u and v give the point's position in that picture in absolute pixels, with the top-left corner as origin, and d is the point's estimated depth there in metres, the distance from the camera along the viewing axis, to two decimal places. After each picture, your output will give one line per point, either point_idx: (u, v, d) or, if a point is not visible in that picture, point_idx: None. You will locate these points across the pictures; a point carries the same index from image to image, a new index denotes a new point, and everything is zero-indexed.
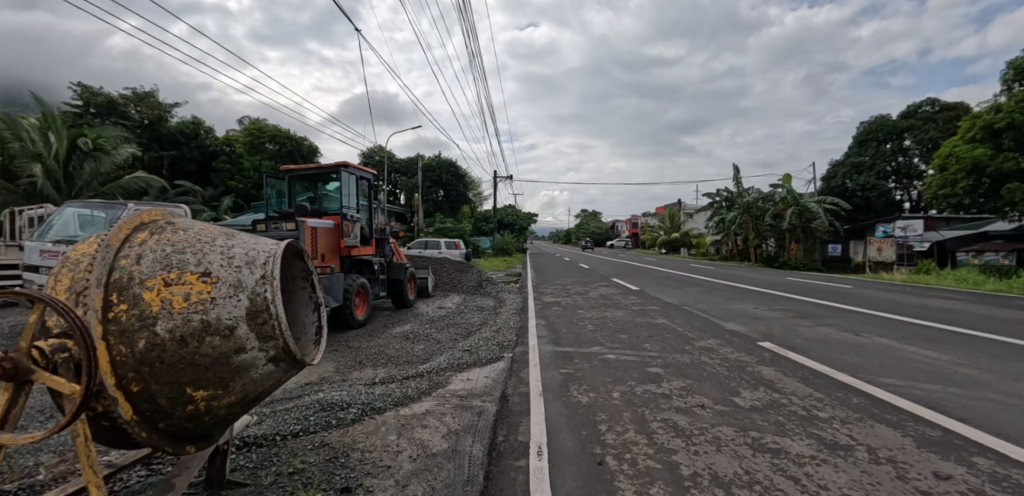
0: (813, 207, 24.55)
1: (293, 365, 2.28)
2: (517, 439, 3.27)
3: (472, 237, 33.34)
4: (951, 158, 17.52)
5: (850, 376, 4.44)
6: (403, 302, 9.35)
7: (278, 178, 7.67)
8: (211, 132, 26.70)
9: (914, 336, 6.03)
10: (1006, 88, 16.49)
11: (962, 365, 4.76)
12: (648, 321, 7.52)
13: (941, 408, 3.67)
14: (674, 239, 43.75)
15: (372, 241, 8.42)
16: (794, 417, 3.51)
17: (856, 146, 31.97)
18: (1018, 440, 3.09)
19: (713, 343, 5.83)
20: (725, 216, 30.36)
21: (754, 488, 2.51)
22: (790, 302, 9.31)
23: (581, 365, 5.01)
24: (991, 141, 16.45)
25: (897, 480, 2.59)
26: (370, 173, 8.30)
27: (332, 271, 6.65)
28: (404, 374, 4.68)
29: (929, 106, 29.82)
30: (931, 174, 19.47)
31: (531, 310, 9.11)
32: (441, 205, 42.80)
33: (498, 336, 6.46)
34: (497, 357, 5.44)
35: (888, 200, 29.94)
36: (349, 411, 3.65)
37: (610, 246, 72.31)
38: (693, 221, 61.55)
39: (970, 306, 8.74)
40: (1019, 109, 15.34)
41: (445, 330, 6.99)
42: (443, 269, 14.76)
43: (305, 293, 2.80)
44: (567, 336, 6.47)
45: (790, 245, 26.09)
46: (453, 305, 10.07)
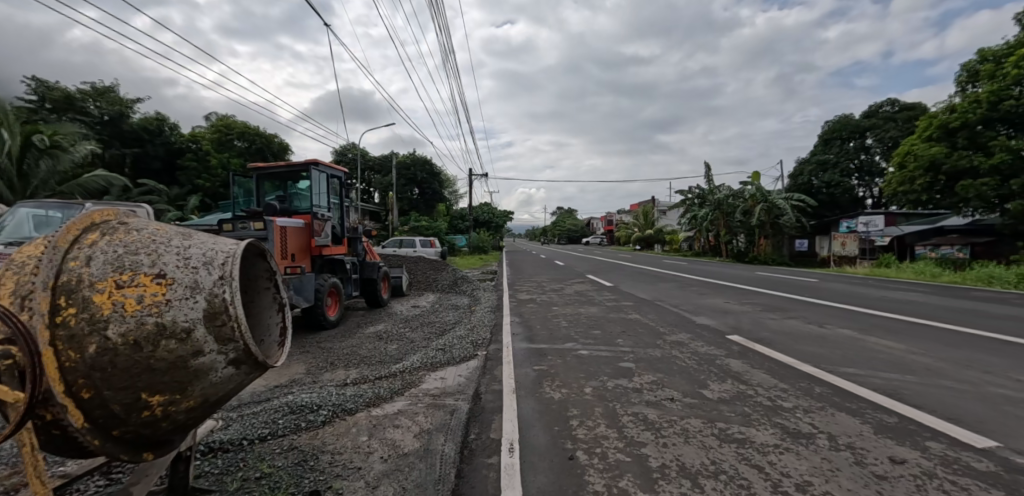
0: (781, 204, 25.31)
1: (254, 367, 2.23)
2: (490, 436, 3.26)
3: (447, 235, 33.13)
4: (909, 156, 18.41)
5: (813, 367, 4.60)
6: (377, 302, 9.24)
7: (246, 176, 7.50)
8: (177, 129, 25.79)
9: (875, 327, 6.27)
10: (961, 90, 17.51)
11: (919, 354, 4.97)
12: (621, 316, 7.60)
13: (899, 395, 3.84)
14: (648, 236, 44.66)
15: (344, 240, 8.26)
16: (759, 407, 3.62)
17: (822, 144, 33.06)
18: (968, 425, 3.25)
19: (685, 337, 5.94)
20: (697, 212, 31.02)
21: (720, 478, 2.57)
22: (759, 296, 9.54)
23: (554, 361, 5.05)
24: (947, 140, 17.18)
25: (855, 466, 2.70)
26: (342, 171, 8.13)
27: (304, 271, 6.56)
28: (377, 374, 4.64)
29: (890, 106, 30.89)
30: (892, 171, 20.24)
31: (506, 307, 9.11)
32: (417, 203, 42.28)
33: (473, 334, 6.43)
34: (471, 355, 5.41)
35: (852, 197, 31.09)
36: (320, 412, 3.59)
37: (587, 243, 73.22)
38: (666, 219, 62.67)
39: (927, 298, 9.12)
40: (972, 109, 16.17)
41: (418, 329, 6.93)
42: (417, 268, 14.57)
43: (269, 294, 2.73)
44: (542, 333, 6.49)
45: (759, 241, 26.78)
46: (428, 304, 10.00)
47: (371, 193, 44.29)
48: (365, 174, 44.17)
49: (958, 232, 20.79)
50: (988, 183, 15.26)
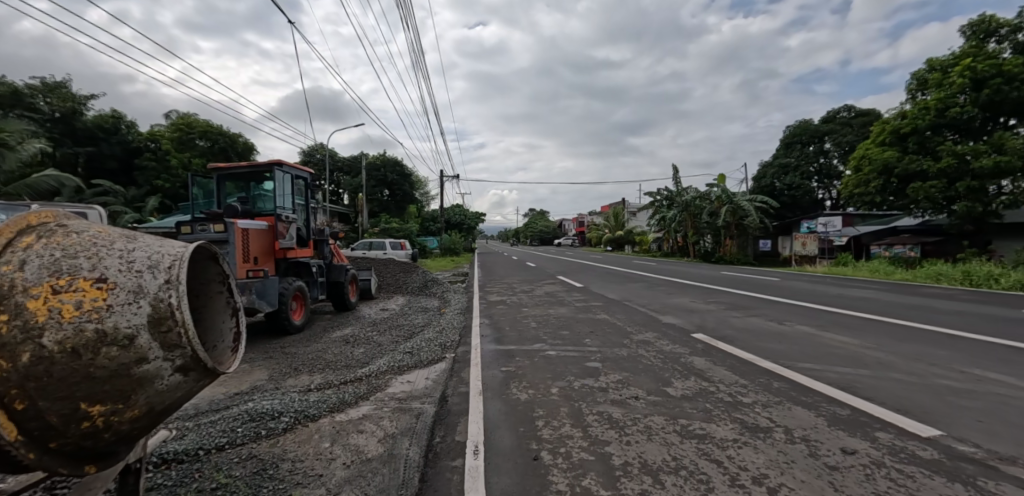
0: (745, 206, 26.10)
1: (204, 374, 2.15)
2: (455, 439, 3.23)
3: (419, 237, 32.80)
4: (864, 160, 19.27)
5: (772, 363, 4.75)
6: (344, 305, 9.08)
7: (206, 177, 7.25)
8: (134, 127, 24.69)
9: (832, 323, 6.53)
10: (911, 97, 18.44)
11: (872, 348, 5.20)
12: (590, 317, 7.68)
13: (852, 389, 4.00)
14: (619, 237, 45.35)
15: (309, 242, 8.08)
16: (720, 403, 3.72)
17: (784, 148, 34.25)
18: (915, 415, 3.42)
19: (651, 337, 6.04)
20: (665, 213, 31.64)
21: (680, 473, 2.63)
22: (724, 295, 9.80)
23: (522, 362, 5.06)
24: (898, 144, 18.10)
25: (809, 457, 2.80)
26: (307, 172, 7.96)
27: (268, 274, 6.40)
28: (343, 378, 4.56)
29: (847, 112, 32.28)
30: (849, 174, 21.16)
31: (476, 309, 9.09)
32: (387, 204, 41.47)
33: (442, 337, 6.39)
34: (439, 358, 5.37)
35: (811, 199, 32.36)
36: (281, 419, 3.49)
37: (559, 245, 73.85)
38: (634, 220, 64.05)
39: (880, 295, 9.57)
40: (921, 116, 17.09)
41: (386, 332, 6.84)
42: (385, 271, 14.37)
43: (222, 299, 2.64)
44: (511, 335, 6.50)
45: (725, 241, 27.56)
46: (398, 307, 9.88)
47: (340, 195, 43.43)
48: (334, 175, 43.28)
49: (909, 232, 21.88)
50: (936, 186, 16.10)
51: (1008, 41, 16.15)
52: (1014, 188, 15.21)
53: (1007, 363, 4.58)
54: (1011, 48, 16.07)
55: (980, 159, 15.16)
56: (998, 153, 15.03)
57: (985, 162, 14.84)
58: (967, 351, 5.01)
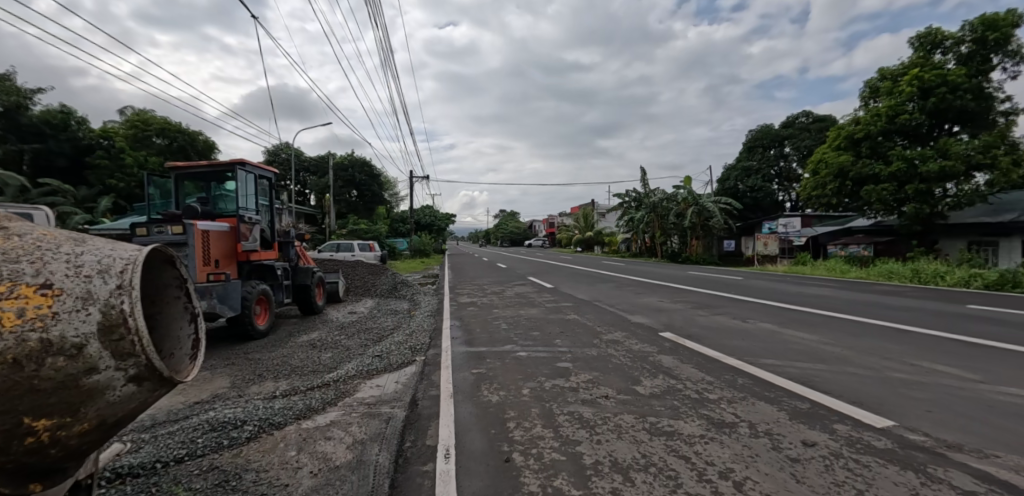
0: (710, 207, 26.95)
1: (160, 384, 2.03)
2: (426, 443, 3.19)
3: (387, 239, 32.28)
4: (822, 163, 20.18)
5: (737, 360, 4.91)
6: (311, 309, 8.85)
7: (163, 176, 6.95)
8: (85, 123, 23.30)
9: (792, 320, 6.81)
10: (864, 104, 19.42)
11: (830, 344, 5.45)
12: (561, 317, 7.75)
13: (811, 383, 4.17)
14: (588, 238, 46.00)
15: (274, 245, 7.84)
16: (687, 400, 3.80)
17: (746, 151, 35.52)
18: (869, 406, 3.60)
19: (620, 336, 6.13)
20: (633, 215, 32.26)
21: (649, 470, 2.68)
22: (691, 294, 10.07)
23: (493, 364, 5.05)
24: (853, 149, 19.03)
25: (773, 451, 2.89)
26: (271, 171, 7.71)
27: (229, 278, 6.17)
28: (310, 384, 4.43)
29: (805, 118, 33.72)
30: (807, 177, 22.10)
31: (446, 311, 9.03)
32: (356, 205, 40.68)
33: (411, 340, 6.31)
34: (409, 361, 5.31)
35: (772, 201, 33.70)
36: (244, 428, 3.36)
37: (530, 246, 74.28)
38: (603, 221, 65.14)
39: (836, 293, 10.04)
40: (873, 122, 17.97)
41: (355, 336, 6.70)
42: (353, 273, 14.08)
43: (179, 304, 2.52)
44: (481, 336, 6.48)
45: (691, 242, 28.36)
46: (366, 310, 9.70)
47: (307, 195, 42.28)
48: (300, 175, 42.07)
49: (863, 232, 22.88)
50: (887, 188, 16.99)
51: (951, 53, 17.23)
52: (959, 191, 16.35)
53: (950, 355, 4.89)
54: (954, 60, 17.17)
55: (927, 163, 16.16)
56: (942, 158, 16.06)
57: (932, 167, 15.80)
58: (915, 344, 5.33)
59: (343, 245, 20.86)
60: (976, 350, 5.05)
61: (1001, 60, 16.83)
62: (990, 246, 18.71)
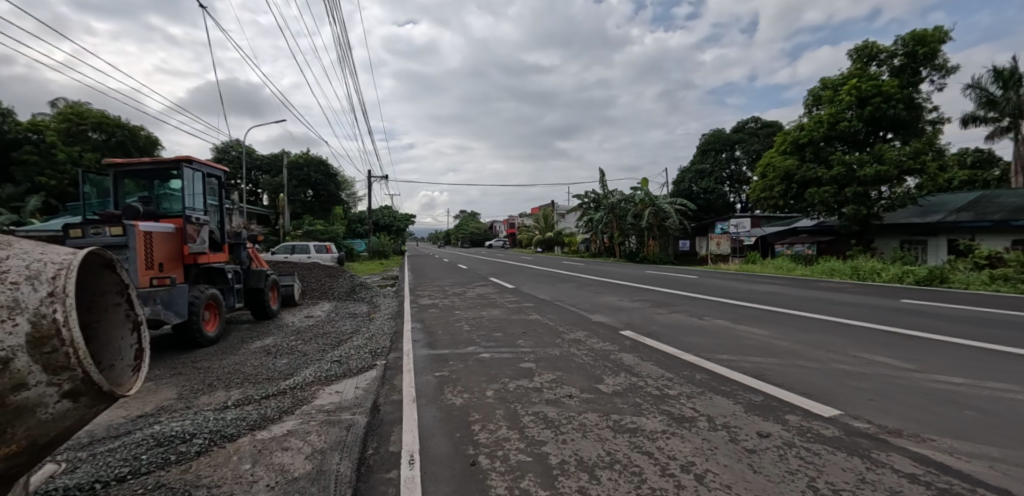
0: (666, 208, 27.94)
1: (100, 398, 1.87)
2: (388, 449, 3.11)
3: (345, 240, 31.49)
4: (769, 167, 21.24)
5: (694, 356, 5.07)
6: (264, 313, 8.51)
7: (100, 173, 6.48)
8: (7, 115, 21.32)
9: (745, 316, 7.14)
10: (808, 111, 20.57)
11: (779, 338, 5.74)
12: (523, 318, 7.79)
13: (764, 376, 4.37)
14: (549, 238, 46.69)
15: (224, 247, 7.48)
16: (648, 397, 3.89)
17: (700, 154, 36.97)
18: (817, 397, 3.80)
19: (582, 335, 6.23)
20: (592, 215, 32.86)
21: (614, 467, 2.72)
22: (649, 292, 10.37)
23: (456, 366, 5.01)
24: (797, 153, 20.15)
25: (730, 443, 3.01)
26: (220, 170, 7.36)
27: (176, 282, 5.82)
28: (265, 392, 4.25)
29: (754, 123, 35.44)
30: (755, 179, 23.21)
31: (408, 313, 8.92)
32: (311, 205, 39.17)
33: (371, 343, 6.18)
34: (370, 365, 5.19)
35: (723, 202, 35.30)
36: (194, 442, 3.17)
37: (491, 247, 74.57)
38: (563, 222, 66.28)
39: (784, 290, 10.61)
40: (815, 129, 19.21)
41: (312, 341, 6.49)
42: (309, 276, 13.62)
43: (120, 312, 2.35)
44: (444, 338, 6.42)
45: (648, 242, 29.36)
46: (324, 313, 9.42)
47: (260, 195, 40.42)
48: (252, 174, 40.14)
49: (807, 232, 24.38)
50: (828, 191, 18.17)
51: (886, 65, 18.55)
52: (892, 194, 17.72)
53: (885, 346, 5.27)
54: (889, 71, 18.50)
55: (864, 168, 17.44)
56: (878, 163, 17.37)
57: (869, 171, 17.12)
58: (856, 337, 5.70)
59: (298, 247, 20.16)
60: (908, 341, 5.48)
61: (929, 73, 18.31)
62: (920, 245, 20.36)
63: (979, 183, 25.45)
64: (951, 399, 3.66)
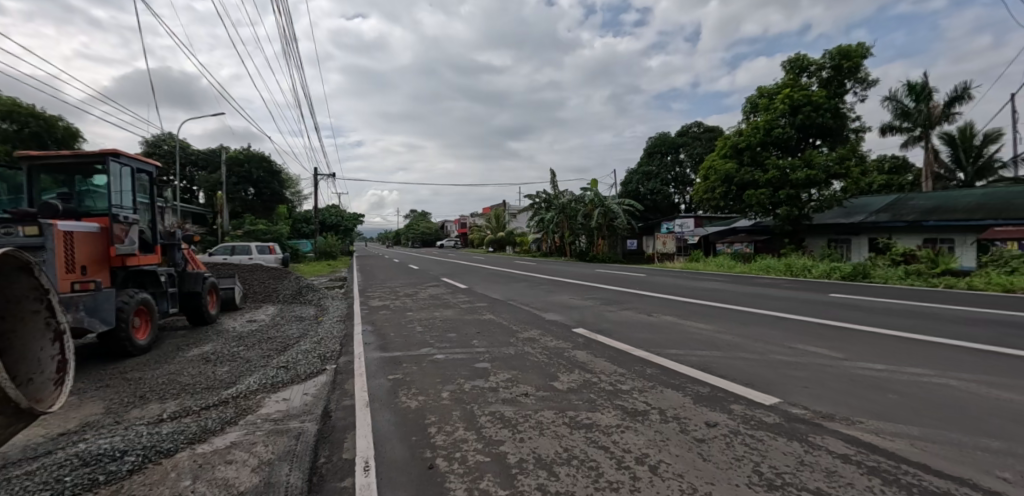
0: (614, 208, 28.94)
1: (16, 416, 1.69)
2: (342, 457, 3.00)
3: (290, 240, 30.23)
4: (711, 169, 22.32)
5: (644, 351, 5.25)
6: (202, 318, 8.02)
7: (12, 167, 5.92)
8: None
9: (691, 312, 7.48)
10: (746, 118, 21.76)
11: (722, 332, 6.07)
12: (477, 317, 7.78)
13: (710, 369, 4.59)
14: (501, 238, 47.11)
15: (156, 248, 6.98)
16: (602, 392, 3.99)
17: (647, 156, 38.36)
18: (759, 386, 4.04)
19: (535, 334, 6.30)
20: (543, 215, 33.31)
21: (572, 463, 2.76)
22: (599, 290, 10.68)
23: (410, 368, 4.93)
24: (736, 157, 21.31)
25: (681, 433, 3.13)
26: (152, 165, 6.90)
27: (101, 286, 5.35)
28: (205, 403, 4.00)
29: (697, 127, 37.22)
30: (698, 181, 24.33)
31: (358, 315, 8.69)
32: (252, 204, 36.89)
33: (320, 347, 5.99)
34: (319, 371, 5.02)
35: (668, 203, 36.94)
36: (125, 459, 2.92)
37: (443, 247, 74.20)
38: (515, 222, 67.04)
39: (725, 286, 11.25)
40: (752, 134, 20.32)
41: (257, 346, 6.19)
42: (250, 278, 12.94)
43: (39, 319, 2.15)
44: (396, 340, 6.29)
45: (598, 241, 30.24)
46: (268, 317, 8.99)
47: (196, 193, 37.78)
48: (186, 170, 37.46)
49: (745, 231, 25.71)
50: (764, 193, 19.48)
51: (815, 77, 20.01)
52: (820, 196, 19.19)
53: (816, 337, 5.70)
54: (818, 83, 19.99)
55: (796, 172, 18.84)
56: (808, 167, 18.86)
57: (800, 175, 18.53)
58: (791, 329, 6.13)
59: (238, 247, 19.09)
60: (835, 331, 5.96)
61: (853, 86, 19.92)
62: (845, 243, 22.13)
63: (894, 187, 28.03)
64: (874, 384, 4.00)
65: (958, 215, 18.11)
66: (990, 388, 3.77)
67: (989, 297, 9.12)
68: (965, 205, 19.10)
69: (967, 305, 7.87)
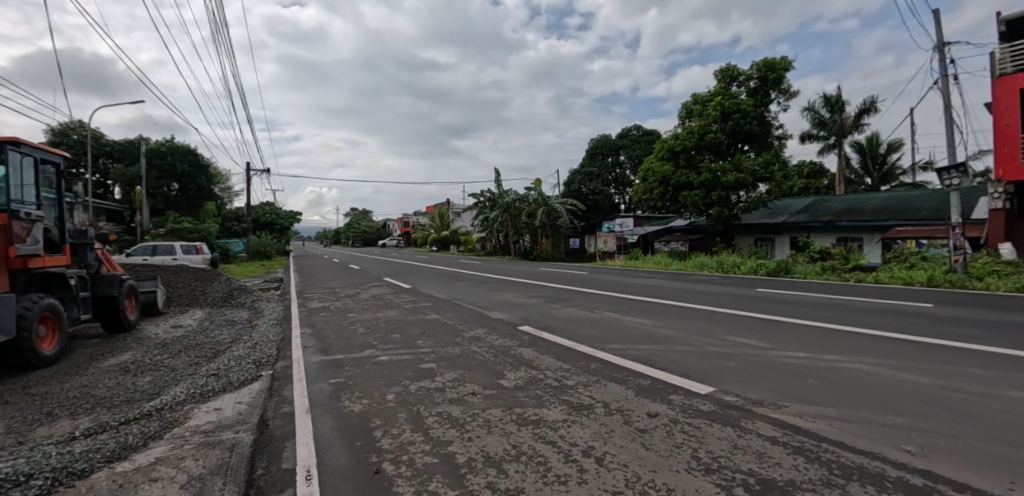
0: (557, 208, 29.74)
1: None
2: (281, 467, 2.84)
3: (219, 239, 28.33)
4: (649, 171, 23.33)
5: (588, 347, 5.42)
6: (120, 325, 7.35)
7: None
8: None
9: (632, 308, 7.81)
10: (682, 122, 22.90)
11: (661, 326, 6.39)
12: (421, 318, 7.69)
13: (651, 362, 4.81)
14: (444, 237, 46.98)
15: (65, 247, 6.34)
16: (548, 388, 4.07)
17: (589, 158, 39.50)
18: (695, 377, 4.28)
19: (481, 332, 6.33)
20: (488, 215, 33.45)
21: (520, 460, 2.79)
22: (543, 288, 10.90)
23: (353, 371, 4.78)
24: (672, 160, 22.39)
25: (624, 425, 3.26)
26: (61, 156, 6.25)
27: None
28: (124, 417, 3.67)
29: (636, 130, 38.86)
30: (637, 183, 25.36)
31: (296, 318, 8.31)
32: (177, 201, 34.13)
33: (255, 353, 5.68)
34: (253, 377, 4.76)
35: (608, 203, 38.39)
36: (29, 484, 2.60)
37: (387, 246, 72.76)
38: (460, 221, 67.06)
39: (662, 282, 11.86)
40: (686, 139, 21.45)
41: (184, 354, 5.77)
42: (173, 281, 11.98)
43: None
44: (337, 343, 6.08)
45: (541, 240, 30.83)
46: (195, 323, 8.37)
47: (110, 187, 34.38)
48: (98, 162, 34.01)
49: (680, 231, 27.07)
50: (698, 195, 20.74)
51: (744, 86, 21.48)
52: (747, 198, 20.65)
53: (745, 329, 6.13)
54: (746, 91, 21.42)
55: (727, 175, 20.17)
56: (736, 171, 20.26)
57: (730, 178, 19.86)
58: (722, 322, 6.57)
59: (160, 247, 17.66)
60: (761, 323, 6.45)
61: (777, 96, 21.57)
62: (769, 242, 23.84)
63: (812, 190, 30.68)
64: (797, 370, 4.35)
65: (866, 217, 20.12)
66: (894, 371, 4.23)
67: (887, 290, 10.22)
68: (872, 207, 21.23)
69: (875, 298, 8.73)
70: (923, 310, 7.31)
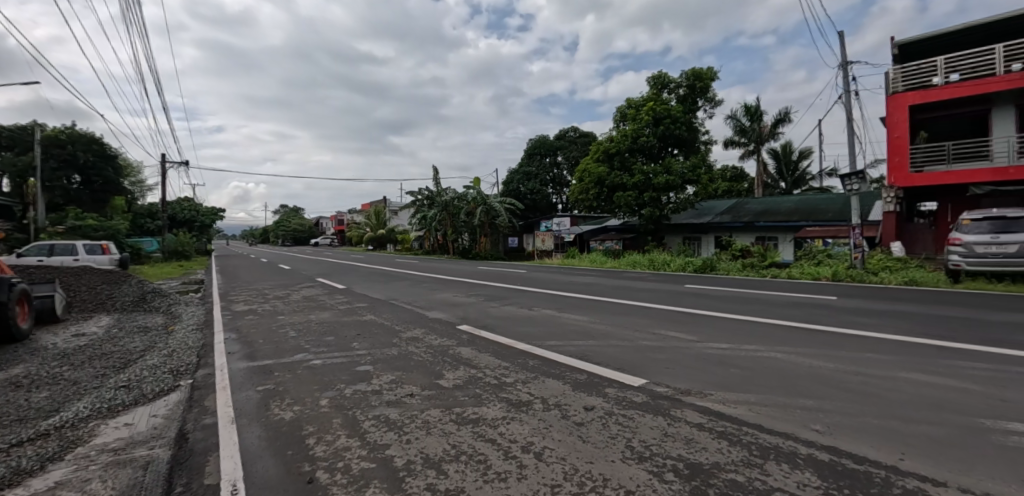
0: (496, 207, 30.02)
1: None
2: (204, 483, 2.64)
3: (128, 238, 25.74)
4: (585, 172, 24.14)
5: (527, 344, 5.51)
6: (9, 336, 6.48)
7: None
8: None
9: (569, 305, 8.06)
10: (616, 125, 23.85)
11: (597, 322, 6.64)
12: (357, 319, 7.45)
13: (588, 357, 4.98)
14: (381, 235, 45.81)
15: None
16: (487, 386, 4.11)
17: (528, 157, 40.13)
18: (629, 370, 4.49)
19: (419, 333, 6.24)
20: (426, 213, 33.01)
21: (460, 459, 2.79)
22: (483, 287, 10.95)
23: (282, 377, 4.54)
24: (607, 161, 23.29)
25: (562, 419, 3.36)
26: None
27: None
28: (14, 439, 3.24)
29: (573, 132, 40.06)
30: (575, 183, 26.15)
31: (220, 322, 7.75)
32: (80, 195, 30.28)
33: (172, 362, 5.24)
34: (171, 388, 4.39)
35: (546, 202, 39.29)
36: None
37: (320, 244, 69.71)
38: (399, 219, 65.71)
39: (596, 280, 12.36)
40: (619, 142, 22.42)
41: (87, 365, 5.20)
42: (72, 284, 10.70)
43: None
44: (266, 348, 5.74)
45: (480, 239, 30.97)
46: (100, 330, 7.54)
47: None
48: None
49: (615, 230, 28.20)
50: (631, 196, 21.81)
51: (674, 93, 22.76)
52: (677, 199, 21.96)
53: (675, 323, 6.53)
54: (677, 98, 22.70)
55: (657, 177, 21.30)
56: (667, 174, 21.46)
57: (661, 179, 20.99)
58: (652, 317, 6.96)
59: (57, 247, 15.72)
60: (689, 317, 6.91)
61: (704, 104, 23.10)
62: (696, 240, 25.43)
63: (734, 192, 33.16)
64: (720, 360, 4.70)
65: (781, 218, 22.08)
66: (802, 357, 4.70)
67: (795, 284, 11.28)
68: (786, 208, 23.32)
69: (784, 291, 9.65)
70: (825, 302, 8.17)
